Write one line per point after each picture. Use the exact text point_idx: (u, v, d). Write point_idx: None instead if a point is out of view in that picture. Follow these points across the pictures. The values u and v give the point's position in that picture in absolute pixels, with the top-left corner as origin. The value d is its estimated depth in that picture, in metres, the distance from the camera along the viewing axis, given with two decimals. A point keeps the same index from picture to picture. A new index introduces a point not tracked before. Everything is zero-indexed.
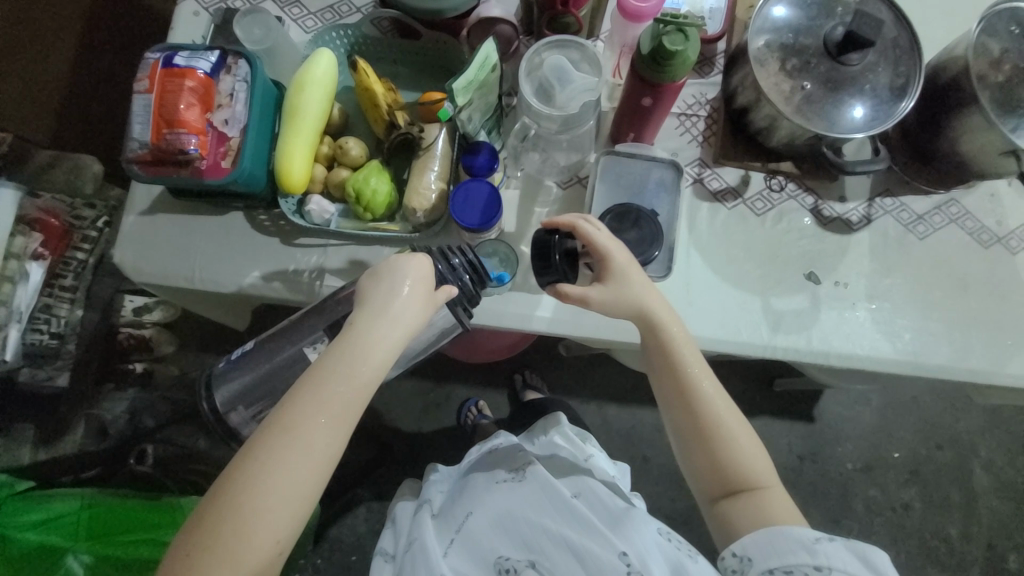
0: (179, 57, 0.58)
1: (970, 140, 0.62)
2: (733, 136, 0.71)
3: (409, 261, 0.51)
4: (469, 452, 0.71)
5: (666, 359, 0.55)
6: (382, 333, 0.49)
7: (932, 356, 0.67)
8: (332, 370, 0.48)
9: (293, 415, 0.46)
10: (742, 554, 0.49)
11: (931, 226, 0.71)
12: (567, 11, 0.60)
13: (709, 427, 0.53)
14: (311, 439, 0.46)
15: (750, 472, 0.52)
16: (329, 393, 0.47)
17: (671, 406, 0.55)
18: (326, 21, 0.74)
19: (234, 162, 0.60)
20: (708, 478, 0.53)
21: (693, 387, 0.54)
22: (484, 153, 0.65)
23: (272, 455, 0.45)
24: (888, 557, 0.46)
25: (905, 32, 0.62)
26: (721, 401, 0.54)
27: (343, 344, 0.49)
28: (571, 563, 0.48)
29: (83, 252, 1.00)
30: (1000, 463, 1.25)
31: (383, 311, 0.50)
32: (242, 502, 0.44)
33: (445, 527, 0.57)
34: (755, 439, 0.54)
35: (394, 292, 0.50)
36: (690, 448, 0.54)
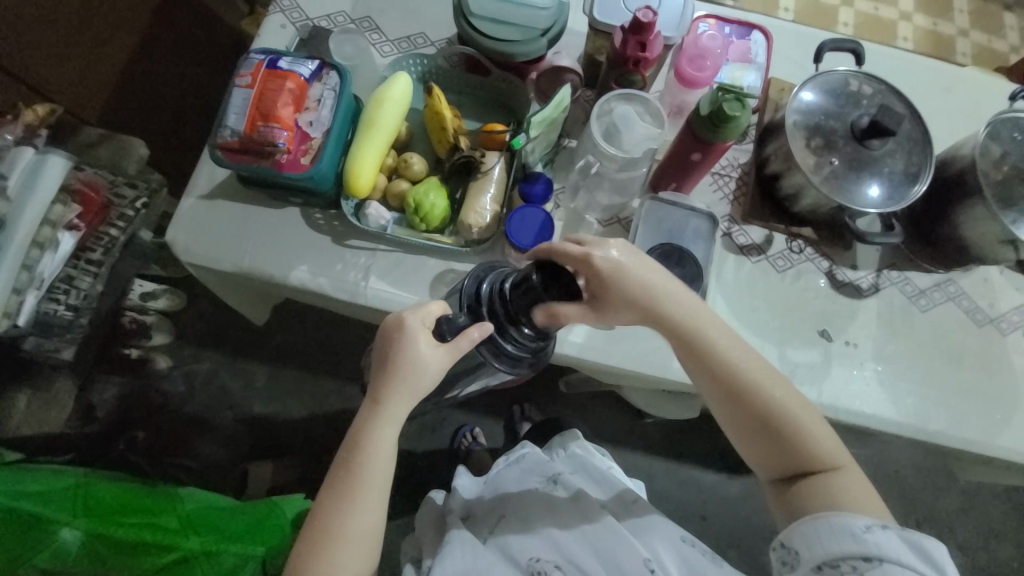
0: (283, 61, 0.64)
1: (973, 228, 0.70)
2: (760, 199, 0.79)
3: (403, 321, 0.59)
4: (493, 464, 0.75)
5: (710, 364, 0.57)
6: (397, 406, 0.57)
7: (931, 421, 0.72)
8: (355, 444, 0.57)
9: (338, 485, 0.57)
10: (790, 545, 0.51)
11: (931, 301, 0.78)
12: (635, 70, 0.66)
13: (771, 417, 0.56)
14: (368, 453, 0.57)
15: (821, 453, 0.55)
16: (375, 411, 0.58)
17: (723, 408, 0.58)
18: (402, 48, 0.81)
19: (312, 160, 0.65)
20: (776, 463, 0.56)
21: (745, 382, 0.56)
22: (540, 183, 0.71)
23: (348, 467, 0.57)
24: (945, 549, 0.46)
25: (919, 128, 0.71)
26: (779, 392, 0.56)
27: (362, 419, 0.58)
28: (596, 565, 0.54)
29: (116, 229, 1.02)
30: (976, 546, 1.28)
31: (396, 386, 0.57)
32: (330, 518, 0.56)
33: (479, 524, 0.64)
34: (815, 418, 0.57)
35: (398, 365, 0.57)
36: (753, 441, 0.57)
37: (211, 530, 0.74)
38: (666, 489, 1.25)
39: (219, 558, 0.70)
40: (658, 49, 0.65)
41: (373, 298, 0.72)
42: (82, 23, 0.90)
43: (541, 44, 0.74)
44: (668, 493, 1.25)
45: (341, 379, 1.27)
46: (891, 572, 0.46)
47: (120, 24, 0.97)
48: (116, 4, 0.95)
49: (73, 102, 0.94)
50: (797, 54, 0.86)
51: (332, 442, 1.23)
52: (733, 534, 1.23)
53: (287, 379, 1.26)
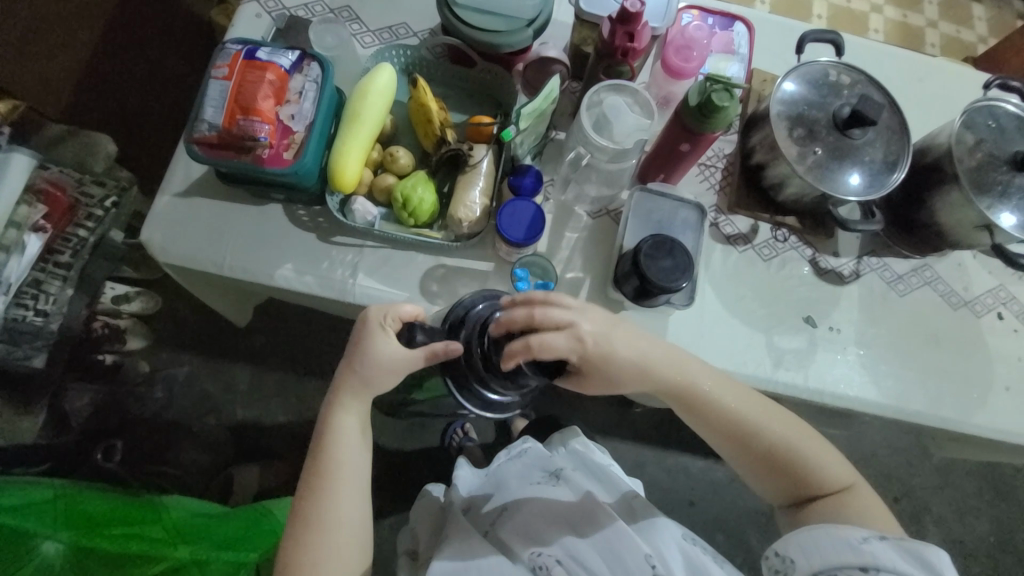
0: (261, 52, 0.62)
1: (949, 214, 0.73)
2: (746, 189, 0.80)
3: (368, 315, 0.60)
4: (494, 458, 0.79)
5: (707, 410, 0.61)
6: (361, 396, 0.59)
7: (911, 402, 0.75)
8: (324, 439, 0.59)
9: (313, 482, 0.57)
10: (784, 554, 0.51)
11: (909, 286, 0.80)
12: (624, 61, 0.66)
13: (774, 450, 0.59)
14: (337, 446, 0.58)
15: (832, 474, 0.57)
16: (341, 404, 0.59)
17: (725, 445, 0.61)
18: (384, 39, 0.79)
19: (295, 155, 0.63)
20: (784, 490, 0.59)
21: (744, 422, 0.60)
22: (530, 175, 0.71)
23: (318, 465, 0.58)
24: (946, 559, 0.45)
25: (897, 117, 0.73)
26: (778, 425, 0.60)
27: (327, 416, 0.60)
28: (598, 561, 0.54)
29: (85, 230, 0.96)
30: (950, 520, 1.33)
31: (357, 377, 0.59)
32: (309, 517, 0.56)
33: (478, 522, 0.65)
34: (819, 442, 0.60)
35: (358, 359, 0.59)
36: (765, 476, 0.60)
37: (201, 538, 0.72)
38: (656, 477, 1.27)
39: (210, 566, 0.69)
40: (646, 39, 0.65)
41: (362, 295, 0.70)
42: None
43: (526, 35, 0.72)
44: (658, 481, 1.27)
45: (328, 378, 1.25)
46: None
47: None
48: None
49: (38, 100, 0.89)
50: (780, 45, 0.87)
51: None
52: (721, 518, 1.26)
53: (271, 380, 1.24)
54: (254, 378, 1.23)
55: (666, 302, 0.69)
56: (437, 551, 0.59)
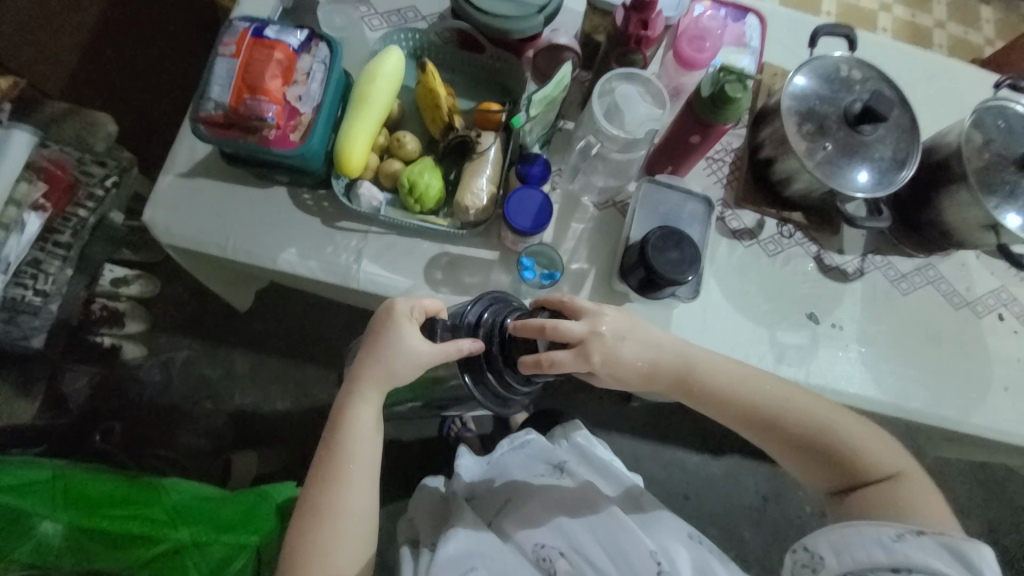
0: (269, 30, 0.61)
1: (956, 213, 0.73)
2: (753, 184, 0.80)
3: (391, 308, 0.60)
4: (497, 446, 0.79)
5: (730, 402, 0.63)
6: (381, 388, 0.59)
7: (910, 400, 0.75)
8: (339, 428, 0.58)
9: (325, 470, 0.57)
10: (815, 551, 0.51)
11: (912, 285, 0.80)
12: (637, 49, 0.65)
13: (809, 437, 0.60)
14: (354, 436, 0.58)
15: (875, 463, 0.58)
16: (361, 395, 0.59)
17: (756, 435, 0.63)
18: (392, 22, 0.78)
19: (302, 137, 0.62)
20: (829, 479, 0.60)
21: (767, 410, 0.62)
22: (539, 164, 0.70)
23: (331, 453, 0.58)
24: (984, 554, 0.45)
25: (908, 115, 0.72)
26: (810, 408, 0.61)
27: (342, 405, 0.59)
28: (604, 558, 0.55)
29: (86, 210, 0.95)
30: None
31: (376, 368, 0.58)
32: (320, 507, 0.56)
33: (481, 511, 0.65)
34: (858, 427, 0.61)
35: (381, 351, 0.58)
36: (804, 465, 0.62)
37: (201, 518, 0.73)
38: (652, 471, 1.28)
39: (210, 547, 0.69)
40: (660, 28, 0.64)
41: (364, 281, 0.70)
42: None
43: (536, 21, 0.71)
44: (653, 475, 1.28)
45: (327, 366, 1.24)
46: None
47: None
48: None
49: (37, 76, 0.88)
50: (791, 39, 0.86)
51: (320, 430, 1.21)
52: (715, 512, 1.27)
53: (271, 366, 1.23)
54: (253, 364, 1.23)
55: (672, 294, 0.69)
56: (442, 536, 0.59)
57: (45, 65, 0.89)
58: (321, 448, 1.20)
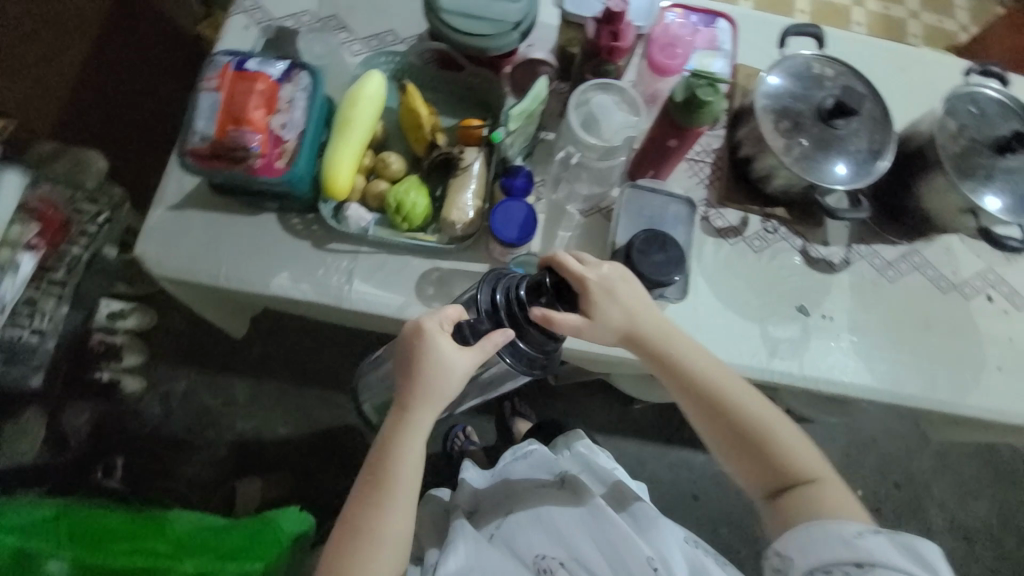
0: (251, 62, 0.63)
1: (935, 199, 0.74)
2: (735, 182, 0.81)
3: (421, 325, 0.58)
4: (499, 457, 0.78)
5: (685, 378, 0.61)
6: (421, 409, 0.58)
7: (905, 386, 0.76)
8: (384, 450, 0.58)
9: (364, 490, 0.57)
10: (784, 553, 0.54)
11: (898, 272, 0.81)
12: (610, 60, 0.67)
13: (749, 430, 0.58)
14: (399, 460, 0.57)
15: (802, 467, 0.57)
16: (408, 417, 0.58)
17: (702, 419, 0.60)
18: (372, 47, 0.80)
19: (288, 164, 0.63)
20: (759, 481, 0.58)
21: (717, 394, 0.60)
22: (521, 176, 0.71)
23: (376, 476, 0.57)
24: (931, 549, 0.50)
25: (880, 107, 0.74)
26: (754, 403, 0.60)
27: (385, 427, 0.59)
28: (599, 557, 0.57)
29: (78, 247, 0.96)
30: (951, 503, 1.34)
31: (421, 391, 0.57)
32: (360, 530, 0.56)
33: (483, 523, 0.65)
34: (794, 431, 0.59)
35: (422, 373, 0.57)
36: (733, 456, 0.59)
37: (207, 547, 0.73)
38: (658, 472, 1.28)
39: None
40: (631, 37, 0.66)
41: (356, 301, 0.70)
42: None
43: (513, 37, 0.73)
44: (659, 477, 1.28)
45: (327, 387, 1.24)
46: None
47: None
48: None
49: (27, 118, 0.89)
50: (763, 40, 0.88)
51: (323, 453, 1.20)
52: (724, 511, 1.26)
53: (271, 391, 1.23)
54: (253, 390, 1.23)
55: (660, 296, 0.70)
56: (445, 548, 0.60)
57: None
58: (325, 470, 1.19)
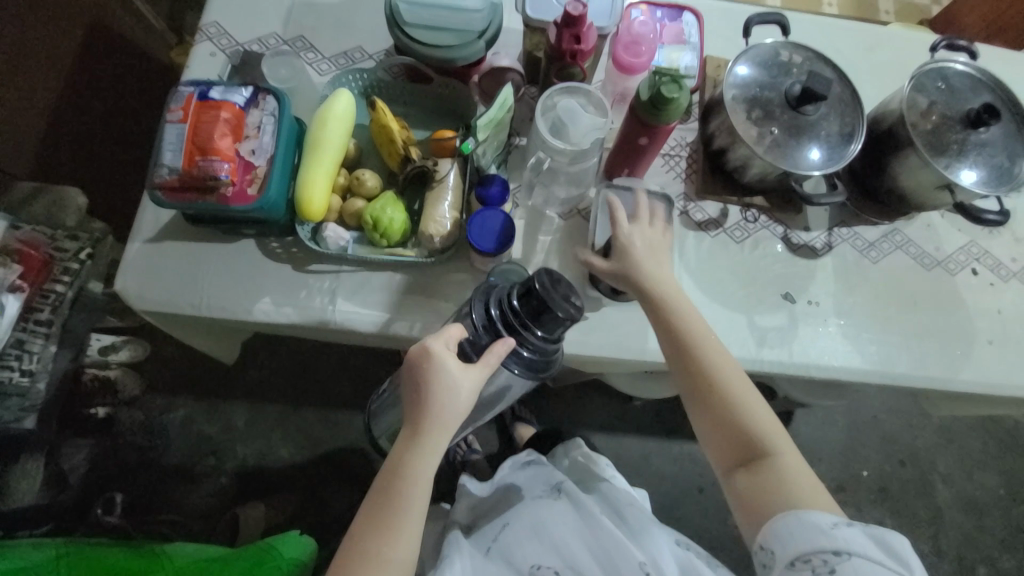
0: (214, 91, 0.63)
1: (909, 177, 0.74)
2: (711, 174, 0.81)
3: (429, 346, 0.56)
4: (498, 469, 0.78)
5: (670, 332, 0.62)
6: (433, 434, 0.56)
7: (895, 366, 0.76)
8: (394, 475, 0.56)
9: (373, 515, 0.55)
10: (766, 547, 0.54)
11: (881, 252, 0.81)
12: (574, 63, 0.67)
13: (719, 393, 0.59)
14: (411, 484, 0.55)
15: (765, 441, 0.57)
16: (421, 440, 0.56)
17: (678, 374, 0.61)
18: (340, 65, 0.80)
19: (259, 190, 0.63)
20: (721, 445, 0.59)
21: (697, 352, 0.60)
22: (496, 185, 0.71)
23: (387, 502, 0.55)
24: (904, 540, 0.51)
25: (848, 89, 0.74)
26: (727, 367, 0.60)
27: (396, 451, 0.57)
28: (590, 561, 0.57)
29: (63, 285, 0.96)
30: (957, 477, 1.34)
31: (432, 413, 0.55)
32: (367, 556, 0.54)
33: (480, 537, 0.65)
34: (762, 404, 0.59)
35: (432, 394, 0.55)
36: (700, 414, 0.60)
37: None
38: (662, 467, 1.28)
39: None
40: (593, 39, 0.66)
41: (340, 321, 0.70)
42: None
43: (478, 46, 0.74)
44: (664, 471, 1.27)
45: (324, 406, 1.24)
46: (859, 565, 0.50)
47: (39, 71, 0.92)
48: (35, 49, 0.90)
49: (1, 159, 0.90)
50: (729, 30, 0.89)
51: (324, 472, 1.20)
52: None
53: (268, 414, 1.23)
54: (250, 414, 1.23)
55: None
56: (439, 566, 0.60)
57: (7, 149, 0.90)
58: (328, 490, 1.19)
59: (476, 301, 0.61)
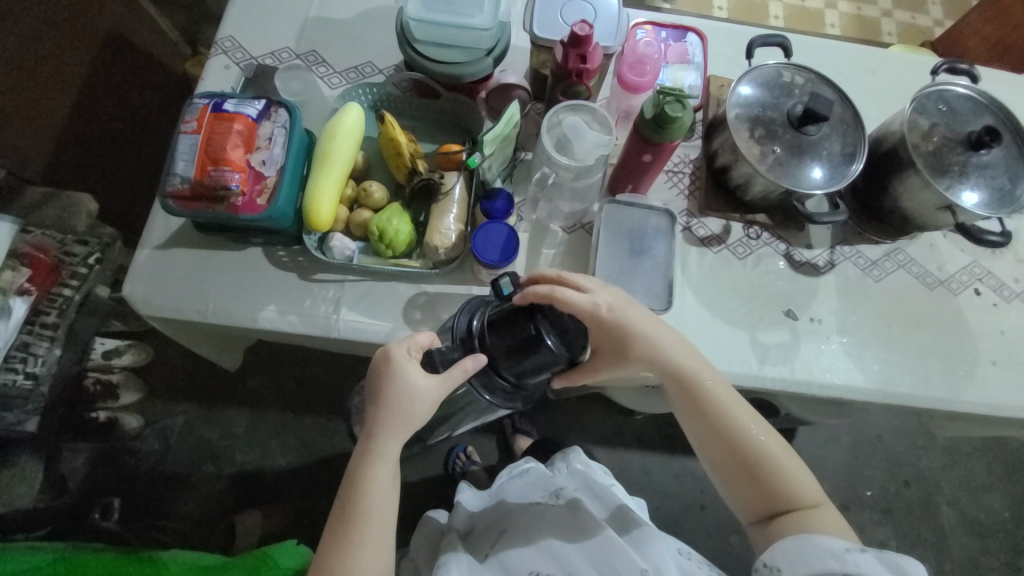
0: (228, 103, 0.65)
1: (911, 198, 0.75)
2: (715, 192, 0.82)
3: (389, 353, 0.58)
4: (497, 477, 0.79)
5: (698, 404, 0.61)
6: (390, 437, 0.57)
7: (898, 385, 0.75)
8: (355, 479, 0.57)
9: (345, 518, 0.56)
10: (771, 564, 0.53)
11: (884, 271, 0.82)
12: (579, 82, 0.68)
13: (750, 455, 0.59)
14: (372, 490, 0.56)
15: (797, 493, 0.57)
16: (379, 445, 0.57)
17: (706, 441, 0.61)
18: (351, 79, 0.82)
19: (268, 200, 0.65)
20: (754, 504, 0.58)
21: (723, 420, 0.60)
22: (501, 199, 0.72)
23: (350, 509, 0.56)
24: (918, 564, 0.49)
25: (850, 110, 0.75)
26: (755, 429, 0.60)
27: (359, 455, 0.58)
28: (589, 568, 0.56)
29: (71, 289, 0.96)
30: (963, 499, 1.33)
31: (390, 417, 0.56)
32: (331, 566, 0.54)
33: (478, 546, 0.65)
34: (793, 456, 0.59)
35: (390, 399, 0.56)
36: (733, 479, 0.59)
37: None
38: (663, 483, 1.26)
39: None
40: (598, 59, 0.68)
41: (343, 329, 0.71)
42: (14, 82, 0.87)
43: (486, 63, 0.76)
44: (664, 487, 1.26)
45: (325, 414, 1.24)
46: None
47: (59, 80, 0.95)
48: (56, 58, 0.94)
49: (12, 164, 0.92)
50: (732, 50, 0.90)
51: (323, 482, 1.19)
52: (733, 520, 1.24)
53: (270, 422, 1.23)
54: (251, 422, 1.23)
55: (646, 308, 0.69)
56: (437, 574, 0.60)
57: (19, 153, 0.92)
58: (327, 499, 1.18)
59: (463, 312, 0.62)
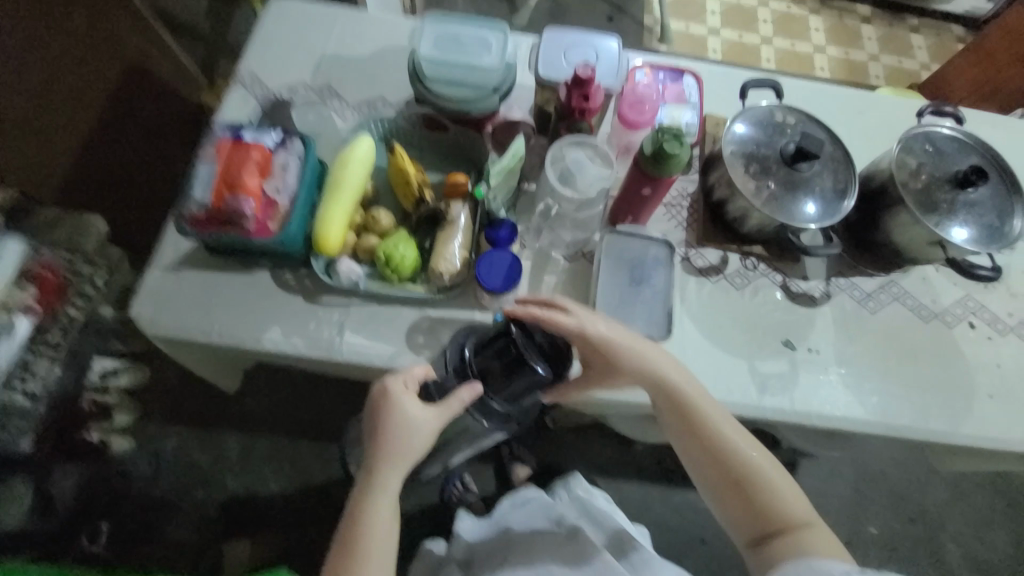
0: (246, 133, 0.68)
1: (902, 233, 0.77)
2: (712, 224, 0.84)
3: (387, 387, 0.59)
4: (497, 506, 0.77)
5: (687, 421, 0.61)
6: (391, 468, 0.57)
7: (896, 417, 0.76)
8: (357, 511, 0.56)
9: (345, 551, 0.55)
10: None
11: (879, 303, 0.83)
12: (582, 118, 0.72)
13: (742, 474, 0.58)
14: (374, 523, 0.56)
15: (790, 514, 0.57)
16: (380, 477, 0.57)
17: (697, 460, 0.61)
18: (363, 112, 0.86)
19: (280, 227, 0.68)
20: (749, 524, 0.58)
21: (712, 437, 0.60)
22: (505, 227, 0.74)
23: (350, 544, 0.55)
24: None
25: (839, 149, 0.79)
26: (745, 446, 0.60)
27: (358, 489, 0.58)
28: None
29: (76, 308, 1.04)
30: (969, 537, 1.30)
31: (391, 449, 0.57)
32: None
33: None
34: (785, 476, 0.59)
35: (389, 431, 0.57)
36: (726, 499, 0.59)
37: None
38: (664, 516, 1.24)
39: None
40: (600, 98, 0.71)
41: (346, 352, 0.71)
42: (36, 112, 0.91)
43: (493, 100, 0.79)
44: (665, 521, 1.23)
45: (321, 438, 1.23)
46: None
47: (81, 109, 1.00)
48: (79, 87, 0.98)
49: (30, 186, 0.95)
50: (727, 90, 0.95)
51: (316, 511, 1.16)
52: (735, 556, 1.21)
53: (263, 448, 1.19)
54: (245, 445, 1.19)
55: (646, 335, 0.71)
56: None
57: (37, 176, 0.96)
58: (318, 528, 1.15)
59: (454, 346, 0.67)
